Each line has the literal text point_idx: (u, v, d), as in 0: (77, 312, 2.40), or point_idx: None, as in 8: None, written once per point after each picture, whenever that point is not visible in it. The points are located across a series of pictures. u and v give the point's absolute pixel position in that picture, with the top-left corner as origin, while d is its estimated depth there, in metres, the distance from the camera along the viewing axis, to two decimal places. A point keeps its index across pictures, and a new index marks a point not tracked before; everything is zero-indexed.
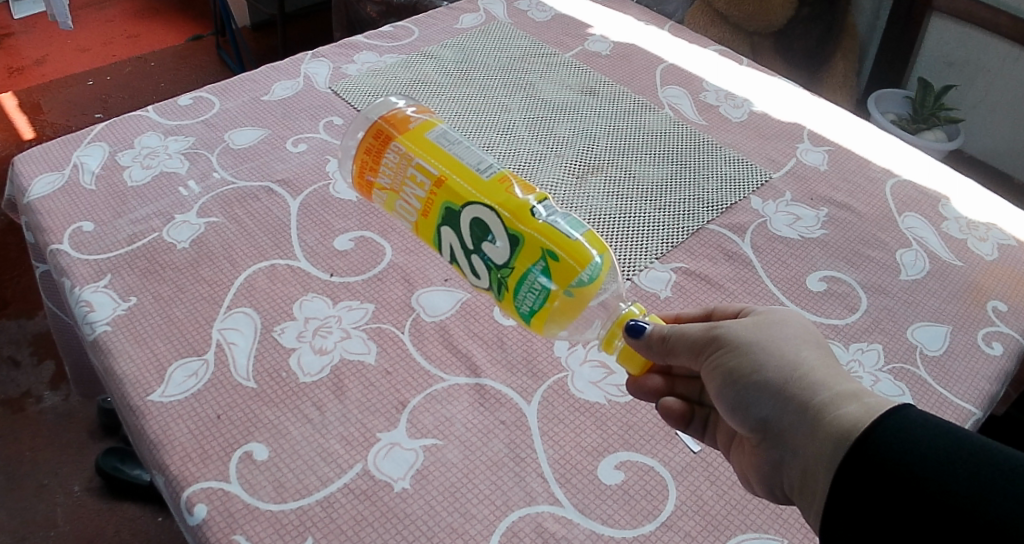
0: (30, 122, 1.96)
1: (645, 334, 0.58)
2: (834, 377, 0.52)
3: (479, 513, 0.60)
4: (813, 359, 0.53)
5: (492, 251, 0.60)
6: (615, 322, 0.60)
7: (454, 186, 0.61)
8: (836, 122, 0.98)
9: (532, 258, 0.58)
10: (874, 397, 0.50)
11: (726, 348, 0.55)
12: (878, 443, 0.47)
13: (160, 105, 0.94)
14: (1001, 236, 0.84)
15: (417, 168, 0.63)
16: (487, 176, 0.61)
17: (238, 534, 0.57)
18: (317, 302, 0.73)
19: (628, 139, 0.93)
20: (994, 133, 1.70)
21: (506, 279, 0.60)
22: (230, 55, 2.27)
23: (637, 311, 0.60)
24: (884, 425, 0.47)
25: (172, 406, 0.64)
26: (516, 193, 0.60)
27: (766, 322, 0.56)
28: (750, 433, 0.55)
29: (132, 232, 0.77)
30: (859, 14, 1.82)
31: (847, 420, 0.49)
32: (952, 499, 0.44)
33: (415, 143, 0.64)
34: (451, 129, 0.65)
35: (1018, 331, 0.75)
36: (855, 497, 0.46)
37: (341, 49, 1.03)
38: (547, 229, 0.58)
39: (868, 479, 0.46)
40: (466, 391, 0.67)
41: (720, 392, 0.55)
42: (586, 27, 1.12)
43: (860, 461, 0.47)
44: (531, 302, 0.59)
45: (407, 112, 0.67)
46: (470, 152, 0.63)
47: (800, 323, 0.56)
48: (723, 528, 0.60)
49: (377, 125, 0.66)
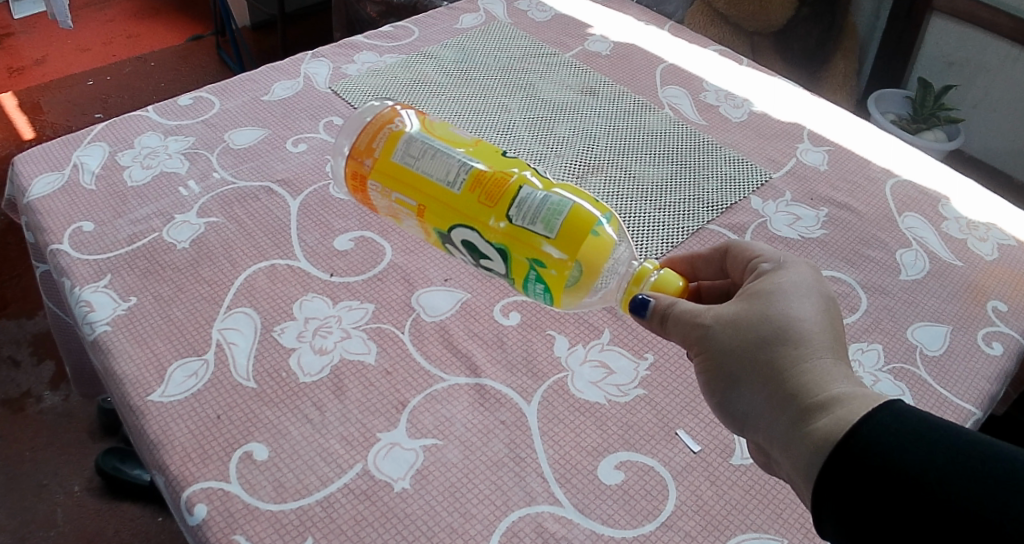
0: (30, 122, 1.96)
1: (647, 312, 0.58)
2: (813, 380, 0.49)
3: (479, 513, 0.60)
4: (794, 359, 0.50)
5: (492, 266, 0.62)
6: (631, 282, 0.60)
7: (437, 212, 0.62)
8: (836, 122, 0.98)
9: (526, 268, 0.60)
10: (851, 405, 0.47)
11: (706, 349, 0.54)
12: (859, 449, 0.45)
13: (160, 106, 0.94)
14: (1001, 236, 0.84)
15: (399, 202, 0.64)
16: (458, 193, 0.61)
17: (238, 534, 0.57)
18: (317, 302, 0.73)
19: (628, 139, 0.93)
20: (994, 132, 1.70)
21: (515, 284, 0.62)
22: (230, 55, 2.27)
23: (649, 267, 0.60)
24: (860, 433, 0.46)
25: (171, 406, 0.64)
26: (488, 203, 0.60)
27: (750, 314, 0.53)
28: (741, 426, 0.54)
29: (132, 232, 0.77)
30: (859, 13, 1.82)
31: (818, 435, 0.47)
32: (941, 505, 0.42)
33: (385, 174, 0.64)
34: (410, 135, 0.63)
35: (1018, 331, 0.75)
36: (833, 505, 0.46)
37: (341, 49, 1.03)
38: (527, 238, 0.59)
39: (844, 487, 0.45)
40: (466, 391, 0.67)
41: (709, 389, 0.55)
42: (586, 27, 1.12)
43: (840, 469, 0.45)
44: (546, 298, 0.62)
45: (368, 128, 0.65)
46: (436, 165, 0.62)
47: (793, 308, 0.52)
48: (723, 529, 0.60)
49: (350, 167, 0.66)
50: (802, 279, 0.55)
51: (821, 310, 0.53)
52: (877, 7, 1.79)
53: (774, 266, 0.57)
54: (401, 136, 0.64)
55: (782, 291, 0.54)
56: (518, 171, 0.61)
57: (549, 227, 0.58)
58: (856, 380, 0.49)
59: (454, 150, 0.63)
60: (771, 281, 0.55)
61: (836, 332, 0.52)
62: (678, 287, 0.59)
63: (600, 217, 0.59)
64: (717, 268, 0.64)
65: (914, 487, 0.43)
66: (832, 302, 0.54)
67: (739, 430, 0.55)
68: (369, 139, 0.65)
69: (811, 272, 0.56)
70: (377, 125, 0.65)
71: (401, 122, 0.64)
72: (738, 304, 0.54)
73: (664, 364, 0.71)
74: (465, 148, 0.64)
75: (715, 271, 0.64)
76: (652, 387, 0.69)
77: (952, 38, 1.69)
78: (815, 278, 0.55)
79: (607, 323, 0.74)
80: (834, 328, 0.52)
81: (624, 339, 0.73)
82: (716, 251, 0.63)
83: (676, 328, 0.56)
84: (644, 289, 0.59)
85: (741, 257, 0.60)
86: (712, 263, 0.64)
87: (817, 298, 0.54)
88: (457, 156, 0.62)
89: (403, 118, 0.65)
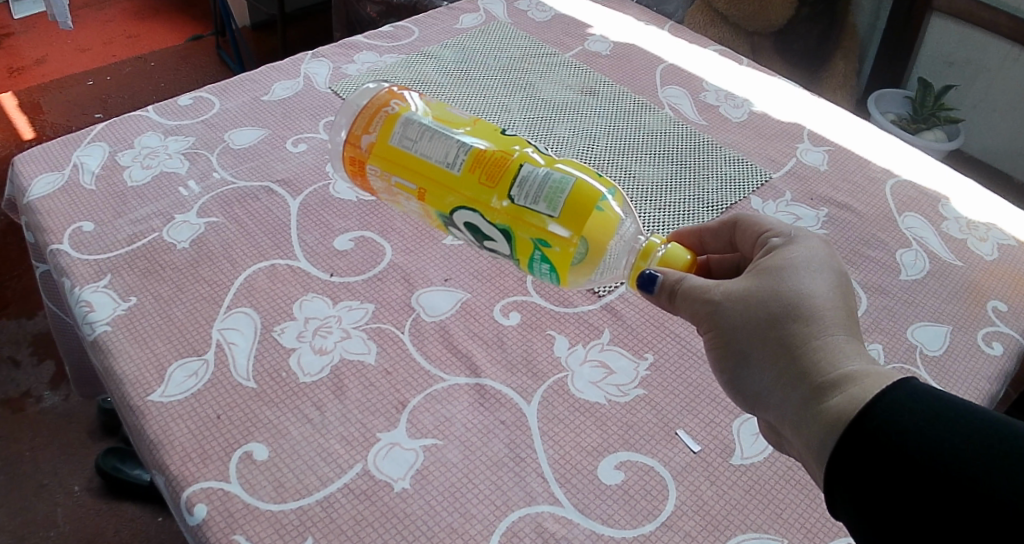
0: (30, 122, 1.96)
1: (655, 287, 0.57)
2: (824, 357, 0.49)
3: (479, 513, 0.60)
4: (805, 336, 0.50)
5: (496, 247, 0.62)
6: (637, 257, 0.60)
7: (438, 194, 0.62)
8: (836, 123, 0.98)
9: (530, 247, 0.60)
10: (864, 383, 0.47)
11: (716, 325, 0.54)
12: (872, 428, 0.45)
13: (160, 106, 0.94)
14: (1001, 237, 0.84)
15: (399, 186, 0.64)
16: (458, 174, 0.60)
17: (238, 534, 0.57)
18: (317, 302, 0.73)
19: (627, 138, 0.92)
20: (994, 132, 1.70)
21: (520, 263, 0.62)
22: (230, 55, 2.27)
23: (657, 241, 0.60)
24: (875, 412, 0.45)
25: (171, 406, 0.64)
26: (489, 183, 0.59)
27: (759, 291, 0.53)
28: (752, 404, 0.54)
29: (133, 232, 0.78)
30: (859, 13, 1.81)
31: (832, 413, 0.47)
32: (956, 488, 0.42)
33: (384, 159, 0.64)
34: (407, 117, 0.63)
35: (1018, 331, 0.75)
36: (844, 487, 0.45)
37: (341, 49, 1.03)
38: (530, 217, 0.59)
39: (860, 466, 0.45)
40: (466, 391, 0.67)
41: (719, 366, 0.55)
42: (586, 27, 1.12)
43: (857, 447, 0.45)
44: (551, 278, 0.62)
45: (366, 112, 0.65)
46: (435, 147, 0.62)
47: (805, 284, 0.52)
48: (723, 529, 0.60)
49: (350, 152, 0.66)
50: (813, 254, 0.55)
51: (834, 286, 0.53)
52: (877, 7, 1.78)
53: (785, 240, 0.57)
54: (398, 118, 0.63)
55: (794, 266, 0.54)
56: (518, 150, 0.61)
57: (552, 206, 0.58)
58: (868, 357, 0.49)
59: (453, 131, 0.63)
60: (782, 257, 0.55)
61: (848, 307, 0.52)
62: (686, 260, 0.59)
63: (604, 194, 0.59)
64: (725, 241, 0.63)
65: (929, 470, 0.43)
66: (843, 277, 0.54)
67: (751, 408, 0.54)
68: (365, 124, 0.64)
69: (822, 247, 0.55)
70: (373, 108, 0.65)
71: (397, 105, 0.64)
72: (749, 280, 0.54)
73: (664, 364, 0.71)
74: (464, 128, 0.64)
75: (724, 244, 0.64)
76: (652, 387, 0.69)
77: (952, 38, 1.69)
78: (826, 253, 0.55)
79: (607, 323, 0.74)
80: (846, 304, 0.52)
81: (624, 338, 0.73)
82: (724, 223, 0.63)
83: (685, 305, 0.56)
84: (652, 264, 0.59)
85: (750, 231, 0.60)
86: (720, 236, 0.64)
87: (828, 273, 0.53)
88: (456, 136, 0.62)
89: (399, 100, 0.65)
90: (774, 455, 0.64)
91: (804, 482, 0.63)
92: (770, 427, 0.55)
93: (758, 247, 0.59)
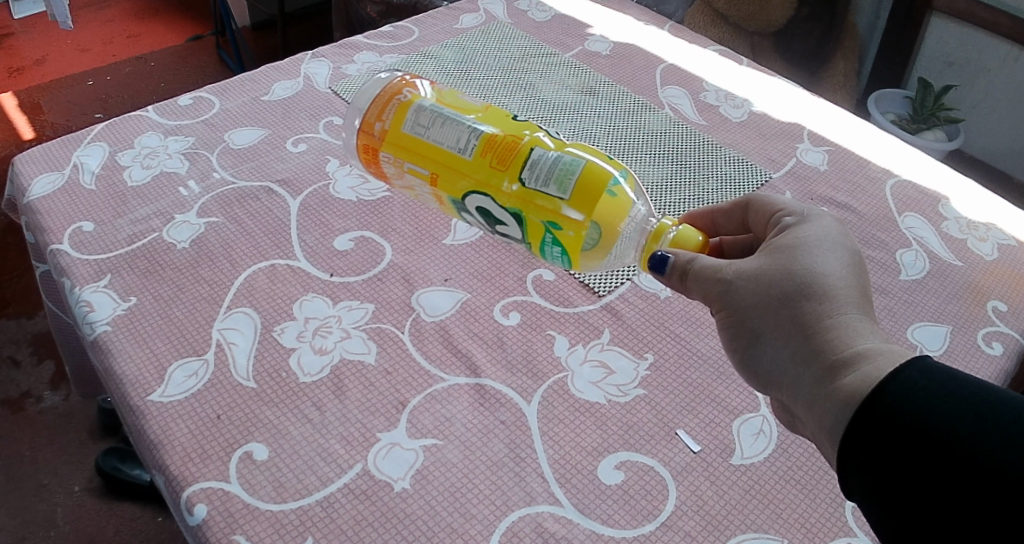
0: (30, 122, 1.96)
1: (667, 269, 0.57)
2: (838, 336, 0.49)
3: (479, 513, 0.60)
4: (818, 314, 0.50)
5: (508, 231, 0.62)
6: (649, 239, 0.60)
7: (449, 179, 0.62)
8: (835, 122, 0.98)
9: (541, 231, 0.60)
10: (878, 362, 0.47)
11: (728, 304, 0.54)
12: (884, 407, 0.45)
13: (160, 105, 0.94)
14: (1002, 236, 0.84)
15: (412, 171, 0.64)
16: (470, 159, 0.61)
17: (238, 534, 0.57)
18: (317, 302, 0.73)
19: (627, 138, 0.93)
20: (994, 132, 1.70)
21: (531, 246, 0.62)
22: (230, 55, 2.27)
23: (668, 224, 0.60)
24: (888, 391, 0.45)
25: (171, 406, 0.64)
26: (500, 167, 0.60)
27: (773, 269, 0.53)
28: (764, 381, 0.54)
29: (133, 232, 0.78)
30: (859, 13, 1.81)
31: (845, 392, 0.47)
32: (966, 465, 0.41)
33: (397, 146, 0.64)
34: (419, 104, 0.63)
35: (1018, 331, 0.75)
36: (858, 470, 0.45)
37: (341, 49, 1.04)
38: (542, 201, 0.59)
39: (873, 445, 0.44)
40: (466, 391, 0.67)
41: (732, 345, 0.55)
42: (586, 27, 1.12)
43: (872, 425, 0.45)
44: (563, 262, 0.62)
45: (382, 98, 0.65)
46: (446, 132, 0.62)
47: (818, 262, 0.52)
48: (723, 529, 0.60)
49: (364, 139, 0.66)
50: (826, 233, 0.54)
51: (847, 264, 0.53)
52: (877, 7, 1.78)
53: (798, 219, 0.56)
54: (411, 105, 0.64)
55: (806, 245, 0.53)
56: (529, 134, 0.61)
57: (563, 188, 0.58)
58: (882, 336, 0.49)
59: (464, 116, 0.63)
60: (794, 235, 0.55)
61: (862, 286, 0.52)
62: (697, 242, 0.58)
63: (615, 176, 0.59)
64: (737, 222, 0.63)
65: (941, 449, 0.42)
66: (857, 255, 0.54)
67: (764, 389, 0.55)
68: (378, 111, 0.65)
69: (835, 226, 0.55)
70: (386, 96, 0.65)
71: (409, 93, 0.65)
72: (761, 259, 0.54)
73: (664, 364, 0.71)
74: (475, 114, 0.63)
75: (736, 226, 0.64)
76: (652, 387, 0.69)
77: (952, 38, 1.69)
78: (839, 232, 0.55)
79: (607, 323, 0.74)
80: (859, 282, 0.52)
81: (624, 338, 0.73)
82: (736, 204, 0.63)
83: (697, 285, 0.56)
84: (663, 246, 0.59)
85: (763, 211, 0.60)
86: (732, 217, 0.63)
87: (841, 252, 0.53)
88: (467, 121, 0.62)
89: (412, 87, 0.65)
90: (774, 456, 0.65)
91: (804, 482, 0.63)
92: (782, 409, 0.55)
93: (771, 227, 0.58)
